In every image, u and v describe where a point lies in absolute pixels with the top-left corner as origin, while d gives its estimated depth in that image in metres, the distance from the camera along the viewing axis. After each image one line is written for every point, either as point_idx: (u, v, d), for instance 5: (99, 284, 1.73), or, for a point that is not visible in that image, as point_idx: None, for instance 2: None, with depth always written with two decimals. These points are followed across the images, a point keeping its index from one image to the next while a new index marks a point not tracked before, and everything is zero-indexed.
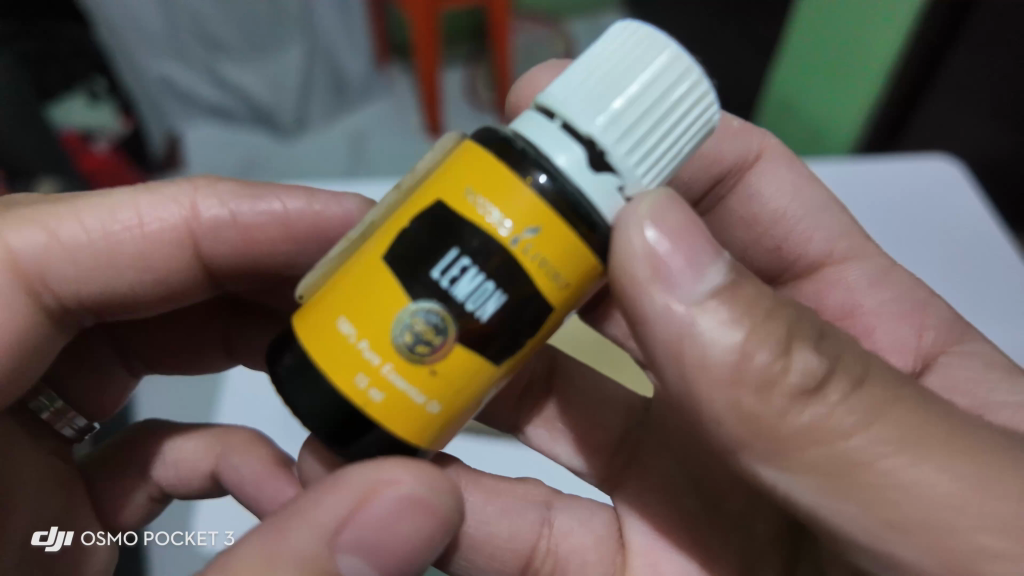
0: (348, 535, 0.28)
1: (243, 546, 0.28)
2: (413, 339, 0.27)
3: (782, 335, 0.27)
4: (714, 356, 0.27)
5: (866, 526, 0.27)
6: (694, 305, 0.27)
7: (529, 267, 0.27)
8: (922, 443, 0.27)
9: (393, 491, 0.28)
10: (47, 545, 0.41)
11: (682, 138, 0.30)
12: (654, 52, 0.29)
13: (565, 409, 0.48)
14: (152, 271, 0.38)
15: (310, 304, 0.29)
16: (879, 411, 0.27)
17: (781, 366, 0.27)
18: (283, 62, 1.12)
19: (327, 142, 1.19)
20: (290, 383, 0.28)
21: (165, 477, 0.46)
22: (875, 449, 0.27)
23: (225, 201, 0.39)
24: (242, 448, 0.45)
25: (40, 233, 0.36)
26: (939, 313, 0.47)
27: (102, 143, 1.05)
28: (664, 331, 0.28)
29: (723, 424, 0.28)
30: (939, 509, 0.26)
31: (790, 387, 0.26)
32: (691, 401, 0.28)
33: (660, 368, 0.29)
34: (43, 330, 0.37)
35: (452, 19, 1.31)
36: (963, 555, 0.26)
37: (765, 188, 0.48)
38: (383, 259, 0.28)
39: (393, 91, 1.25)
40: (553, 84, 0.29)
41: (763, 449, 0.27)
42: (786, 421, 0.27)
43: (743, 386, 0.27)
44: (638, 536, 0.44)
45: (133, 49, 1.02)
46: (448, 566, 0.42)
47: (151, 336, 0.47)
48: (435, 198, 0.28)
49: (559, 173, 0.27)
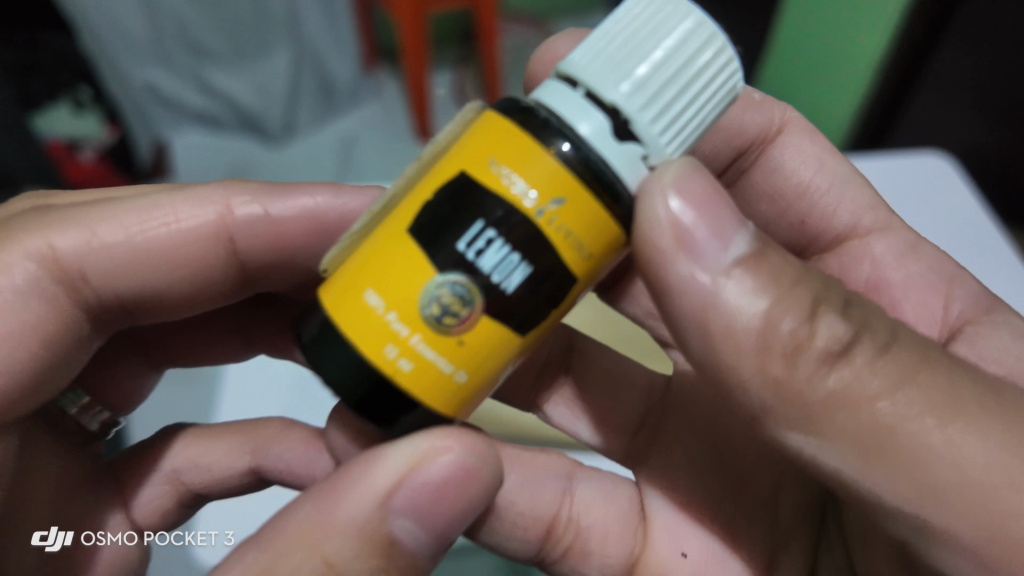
0: (399, 502, 0.28)
1: (294, 512, 0.29)
2: (440, 310, 0.26)
3: (807, 302, 0.27)
4: (741, 324, 0.27)
5: (896, 491, 0.27)
6: (720, 274, 0.27)
7: (554, 238, 0.27)
8: (952, 406, 0.26)
9: (443, 456, 0.28)
10: (47, 544, 0.40)
11: (707, 105, 0.29)
12: (678, 17, 0.29)
13: (583, 389, 0.48)
14: (190, 267, 0.38)
15: (332, 277, 0.29)
16: (906, 376, 0.27)
17: (807, 331, 0.26)
18: (270, 67, 1.12)
19: (316, 146, 1.19)
20: (315, 356, 0.28)
21: (195, 480, 0.46)
22: (904, 413, 0.26)
23: (260, 201, 0.39)
24: (278, 437, 0.46)
25: (83, 234, 0.35)
26: (968, 288, 0.45)
27: (88, 152, 1.04)
28: (689, 302, 0.27)
29: (749, 391, 0.27)
30: (973, 471, 0.26)
31: (817, 352, 0.26)
32: (715, 369, 0.28)
33: (683, 339, 0.29)
34: (79, 328, 0.37)
35: (442, 22, 1.32)
36: (999, 517, 0.26)
37: (788, 160, 0.48)
38: (407, 231, 0.28)
39: (382, 95, 1.24)
40: (576, 52, 0.29)
41: (790, 415, 0.27)
42: (812, 386, 0.26)
43: (769, 353, 0.26)
44: (659, 511, 0.44)
45: (115, 55, 1.03)
46: (474, 535, 0.42)
47: (168, 327, 0.48)
48: (458, 168, 0.28)
49: (583, 142, 0.27)
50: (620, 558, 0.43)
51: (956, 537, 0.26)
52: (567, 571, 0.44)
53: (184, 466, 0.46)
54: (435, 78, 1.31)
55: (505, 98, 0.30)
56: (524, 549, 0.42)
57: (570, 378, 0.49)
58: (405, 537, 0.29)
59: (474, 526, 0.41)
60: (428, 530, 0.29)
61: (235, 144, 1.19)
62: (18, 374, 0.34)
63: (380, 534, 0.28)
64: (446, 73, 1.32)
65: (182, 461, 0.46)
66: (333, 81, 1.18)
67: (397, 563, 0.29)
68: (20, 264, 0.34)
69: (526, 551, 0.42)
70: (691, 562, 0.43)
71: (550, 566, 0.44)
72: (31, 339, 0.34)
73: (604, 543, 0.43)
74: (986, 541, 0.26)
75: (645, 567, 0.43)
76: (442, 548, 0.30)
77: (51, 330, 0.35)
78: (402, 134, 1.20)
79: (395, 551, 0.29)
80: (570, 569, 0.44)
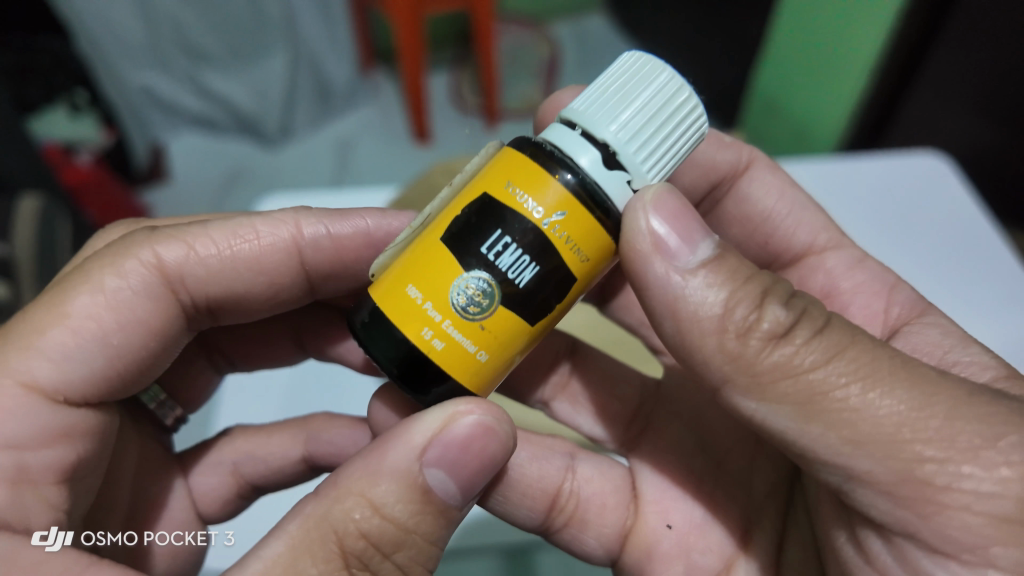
0: (432, 456, 0.36)
1: (351, 464, 0.37)
2: (467, 300, 0.34)
3: (756, 293, 0.34)
4: (703, 311, 0.34)
5: (829, 445, 0.32)
6: (688, 272, 0.34)
7: (557, 244, 0.34)
8: (872, 377, 0.32)
9: (467, 417, 0.35)
10: (46, 545, 0.36)
11: (679, 142, 0.37)
12: (656, 75, 0.37)
13: (585, 384, 0.56)
14: (266, 274, 0.46)
15: (382, 276, 0.37)
16: (838, 350, 0.33)
17: (756, 316, 0.33)
18: (266, 74, 1.29)
19: (312, 146, 1.39)
20: (369, 337, 0.35)
21: (254, 472, 0.55)
22: (835, 380, 0.32)
23: (323, 222, 0.46)
24: (326, 425, 0.55)
25: (182, 246, 0.43)
26: (905, 294, 0.49)
27: (84, 154, 1.19)
28: (663, 294, 0.34)
29: (711, 364, 0.34)
30: (888, 425, 0.32)
31: (763, 332, 0.33)
32: (685, 348, 0.35)
33: (660, 326, 0.36)
34: (178, 322, 0.44)
35: (440, 24, 1.48)
36: (909, 463, 0.31)
37: (755, 190, 0.55)
38: (441, 239, 0.35)
39: (377, 96, 1.45)
40: (576, 101, 0.36)
41: (743, 383, 0.34)
42: (759, 359, 0.33)
43: (725, 332, 0.33)
44: (649, 486, 0.51)
45: (119, 65, 1.21)
46: (486, 503, 0.48)
47: (232, 332, 0.55)
48: (482, 190, 0.35)
49: (582, 171, 0.34)
50: (615, 528, 0.49)
51: (877, 478, 0.32)
52: (569, 540, 0.50)
53: (245, 459, 0.55)
54: (433, 80, 1.50)
55: (521, 135, 0.37)
56: (530, 517, 0.48)
57: (570, 375, 0.56)
58: (437, 486, 0.36)
59: (486, 492, 0.48)
60: (456, 481, 0.36)
61: (234, 145, 1.39)
62: (129, 362, 0.41)
63: (417, 481, 0.36)
64: (443, 76, 1.50)
65: (242, 454, 0.55)
66: (332, 85, 1.37)
67: (432, 507, 0.36)
68: (134, 270, 0.41)
69: (532, 521, 0.49)
70: (676, 533, 0.49)
71: (554, 536, 0.50)
72: (139, 332, 0.42)
73: (601, 514, 0.50)
74: (900, 482, 0.32)
75: (637, 537, 0.49)
76: (470, 496, 0.37)
77: (153, 319, 0.42)
78: (398, 133, 1.41)
79: (430, 497, 0.36)
80: (571, 538, 0.50)
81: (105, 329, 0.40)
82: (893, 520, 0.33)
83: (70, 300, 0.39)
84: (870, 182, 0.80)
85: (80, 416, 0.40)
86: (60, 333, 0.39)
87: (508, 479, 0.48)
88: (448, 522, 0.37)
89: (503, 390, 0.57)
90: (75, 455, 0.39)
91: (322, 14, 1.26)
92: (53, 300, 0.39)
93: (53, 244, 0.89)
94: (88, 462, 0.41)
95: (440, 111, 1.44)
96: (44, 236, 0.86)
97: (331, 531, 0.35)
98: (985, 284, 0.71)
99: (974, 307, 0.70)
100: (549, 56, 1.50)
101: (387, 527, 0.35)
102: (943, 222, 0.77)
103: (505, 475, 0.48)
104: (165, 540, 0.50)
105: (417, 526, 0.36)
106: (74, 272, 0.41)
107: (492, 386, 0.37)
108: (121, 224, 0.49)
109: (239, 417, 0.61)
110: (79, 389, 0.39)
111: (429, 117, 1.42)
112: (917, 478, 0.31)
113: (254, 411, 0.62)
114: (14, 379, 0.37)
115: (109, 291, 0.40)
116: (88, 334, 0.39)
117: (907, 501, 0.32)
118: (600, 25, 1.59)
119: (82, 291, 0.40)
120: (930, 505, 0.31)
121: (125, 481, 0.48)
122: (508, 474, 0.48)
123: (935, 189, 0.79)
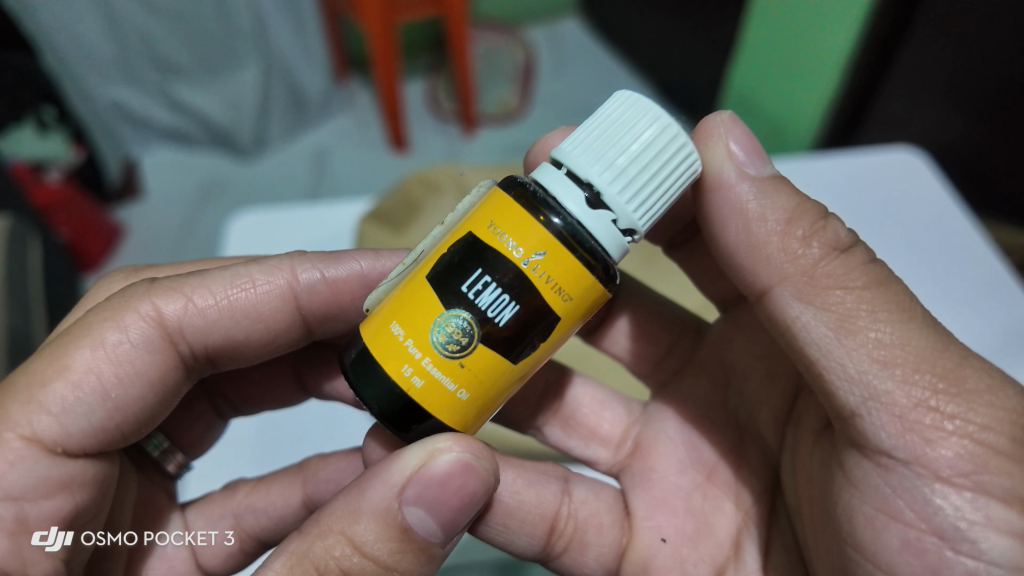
0: (411, 494, 0.37)
1: (336, 502, 0.39)
2: (447, 339, 0.35)
3: (818, 215, 0.39)
4: (772, 216, 0.39)
5: (860, 360, 0.36)
6: (757, 187, 0.39)
7: (539, 284, 0.35)
8: (903, 311, 0.37)
9: (446, 454, 0.36)
10: (47, 545, 0.38)
11: (670, 180, 0.37)
12: (647, 116, 0.38)
13: (579, 409, 0.58)
14: (264, 320, 0.46)
15: (371, 314, 0.38)
16: (886, 280, 0.38)
17: (812, 235, 0.38)
18: (238, 87, 1.29)
19: (289, 157, 1.40)
20: (356, 375, 0.37)
21: (255, 524, 0.55)
22: (869, 306, 0.37)
23: (318, 266, 0.47)
24: (324, 463, 0.55)
25: (180, 300, 0.43)
26: None
27: (54, 172, 1.18)
28: (730, 202, 0.40)
29: (771, 262, 0.39)
30: (897, 358, 0.36)
31: (826, 242, 0.38)
32: (751, 248, 0.39)
33: (723, 235, 0.41)
34: (174, 373, 0.44)
35: (414, 33, 1.50)
36: None
37: None
38: (427, 278, 0.37)
39: (353, 103, 1.46)
40: (565, 141, 0.38)
41: (800, 284, 0.38)
42: (818, 261, 0.38)
43: (790, 237, 0.38)
44: (640, 505, 0.52)
45: (84, 76, 1.19)
46: (481, 531, 0.49)
47: (233, 379, 0.56)
48: (468, 230, 0.37)
49: (568, 214, 0.35)
50: (613, 547, 0.51)
51: (894, 400, 0.35)
52: (569, 563, 0.51)
53: (245, 511, 0.55)
54: (407, 86, 1.51)
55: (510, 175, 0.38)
56: (530, 544, 0.49)
57: (563, 399, 0.58)
58: (417, 525, 0.37)
59: (481, 521, 0.48)
60: (436, 518, 0.37)
61: (205, 158, 1.39)
62: (130, 414, 0.42)
63: (396, 519, 0.37)
64: (418, 82, 1.51)
65: (243, 505, 0.55)
66: (305, 92, 1.37)
67: (413, 545, 0.37)
68: (134, 323, 0.42)
69: (533, 548, 0.50)
70: (670, 545, 0.50)
71: (554, 561, 0.51)
72: (138, 385, 0.42)
73: (599, 534, 0.51)
74: (913, 407, 0.35)
75: (634, 553, 0.50)
76: (452, 534, 0.38)
77: (147, 371, 0.42)
78: (376, 143, 1.41)
79: (411, 534, 0.37)
80: (572, 561, 0.51)
81: (105, 383, 0.40)
82: (899, 445, 0.35)
83: (72, 354, 0.40)
84: (855, 186, 0.82)
85: (79, 467, 0.40)
86: (60, 387, 0.39)
87: (506, 508, 0.48)
88: (431, 559, 0.38)
89: (498, 417, 0.58)
90: (73, 506, 0.40)
91: (293, 23, 1.26)
92: (56, 354, 0.40)
93: (23, 267, 0.87)
94: (87, 512, 0.41)
95: (418, 115, 1.45)
96: (14, 253, 0.86)
97: (314, 567, 0.37)
98: (958, 284, 0.73)
99: (956, 306, 0.72)
100: (525, 61, 1.52)
101: (368, 565, 0.37)
102: (916, 226, 0.78)
103: (498, 505, 0.48)
104: (165, 540, 0.52)
105: (397, 564, 0.37)
106: (76, 326, 0.41)
107: (480, 423, 0.38)
108: (124, 271, 0.50)
109: (232, 469, 0.61)
110: (78, 441, 0.40)
111: (405, 124, 1.43)
112: (928, 406, 0.35)
113: (242, 462, 0.61)
114: (15, 433, 0.38)
115: (109, 345, 0.41)
116: (88, 388, 0.40)
117: (916, 426, 0.35)
118: (576, 29, 1.61)
119: (84, 346, 0.40)
120: (936, 431, 0.35)
121: (122, 517, 0.49)
122: (503, 503, 0.48)
123: (911, 196, 0.81)
